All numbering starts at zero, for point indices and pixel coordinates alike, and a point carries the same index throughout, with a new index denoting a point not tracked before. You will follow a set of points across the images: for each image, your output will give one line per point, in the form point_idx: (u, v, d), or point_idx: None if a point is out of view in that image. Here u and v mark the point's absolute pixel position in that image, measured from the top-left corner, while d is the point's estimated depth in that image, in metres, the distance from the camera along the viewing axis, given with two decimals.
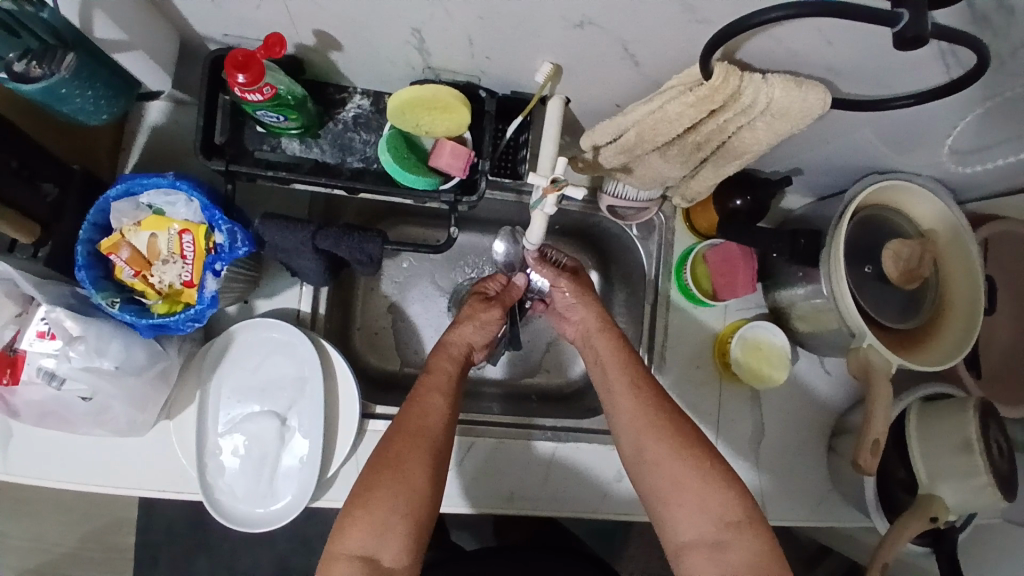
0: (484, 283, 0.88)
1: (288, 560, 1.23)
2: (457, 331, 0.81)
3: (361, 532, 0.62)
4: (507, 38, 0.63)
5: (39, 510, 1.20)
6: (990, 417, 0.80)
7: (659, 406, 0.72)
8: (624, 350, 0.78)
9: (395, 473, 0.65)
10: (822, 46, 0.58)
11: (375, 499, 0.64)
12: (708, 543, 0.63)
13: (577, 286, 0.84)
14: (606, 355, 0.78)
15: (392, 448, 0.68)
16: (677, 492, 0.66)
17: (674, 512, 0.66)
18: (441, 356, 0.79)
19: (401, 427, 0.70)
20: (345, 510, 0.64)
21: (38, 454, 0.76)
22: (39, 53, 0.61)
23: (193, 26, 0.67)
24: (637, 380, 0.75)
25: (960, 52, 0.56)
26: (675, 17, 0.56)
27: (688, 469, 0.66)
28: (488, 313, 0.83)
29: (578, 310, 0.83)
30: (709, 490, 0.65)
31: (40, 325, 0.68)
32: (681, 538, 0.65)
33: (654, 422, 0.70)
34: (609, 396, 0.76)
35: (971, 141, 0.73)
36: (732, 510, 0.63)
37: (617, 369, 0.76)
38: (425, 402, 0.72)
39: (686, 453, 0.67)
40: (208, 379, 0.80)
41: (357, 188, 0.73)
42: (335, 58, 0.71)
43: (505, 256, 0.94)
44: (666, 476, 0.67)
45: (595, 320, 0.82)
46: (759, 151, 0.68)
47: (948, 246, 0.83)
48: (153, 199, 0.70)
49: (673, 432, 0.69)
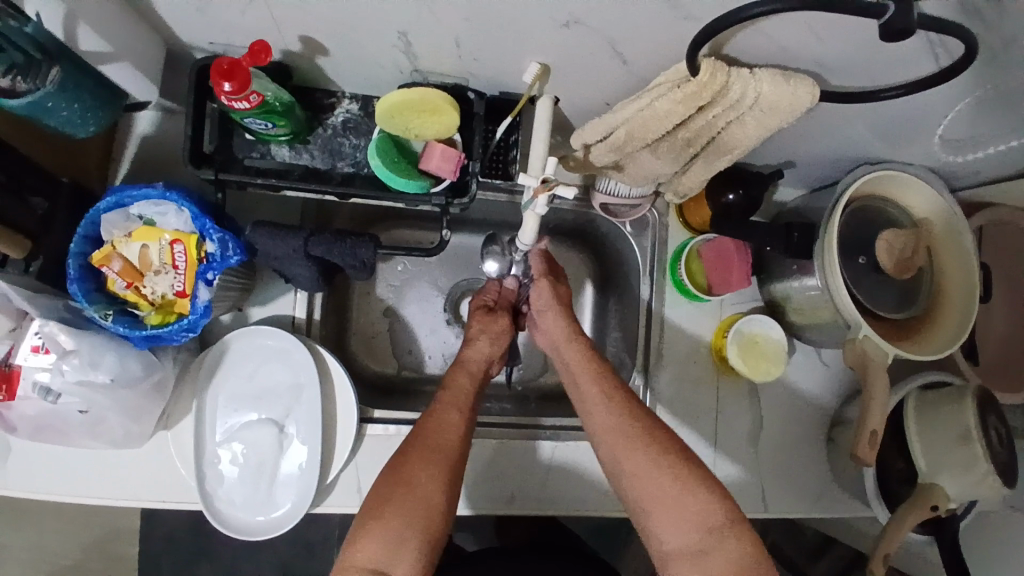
0: (481, 296, 0.88)
1: (292, 565, 1.23)
2: (473, 347, 0.81)
3: (374, 545, 0.63)
4: (494, 39, 0.63)
5: (41, 524, 1.20)
6: (988, 405, 0.80)
7: (631, 416, 0.72)
8: (593, 361, 0.78)
9: (410, 488, 0.66)
10: (809, 40, 0.57)
11: (390, 514, 0.64)
12: (691, 550, 0.63)
13: (551, 291, 0.83)
14: (576, 365, 0.78)
15: (407, 464, 0.68)
16: (657, 501, 0.66)
17: (656, 522, 0.66)
18: (460, 372, 0.78)
19: (418, 442, 0.70)
20: (357, 523, 0.65)
21: (34, 468, 0.76)
22: (24, 68, 0.60)
23: (179, 36, 0.66)
24: (609, 391, 0.74)
25: (948, 42, 0.55)
26: (661, 14, 0.55)
27: (667, 480, 0.66)
28: (498, 325, 0.84)
29: (546, 317, 0.83)
30: (687, 498, 0.65)
31: (33, 339, 0.68)
32: (665, 547, 0.65)
33: (630, 431, 0.70)
34: (582, 404, 0.76)
35: (963, 130, 0.73)
36: (712, 515, 0.64)
37: (589, 380, 0.76)
38: (441, 417, 0.72)
39: (663, 462, 0.67)
40: (204, 389, 0.80)
41: (349, 193, 0.73)
42: (322, 63, 0.70)
43: (497, 273, 0.93)
44: (646, 486, 0.67)
45: (563, 330, 0.81)
46: (750, 145, 0.67)
47: (941, 235, 0.83)
48: (143, 210, 0.70)
49: (647, 441, 0.69)
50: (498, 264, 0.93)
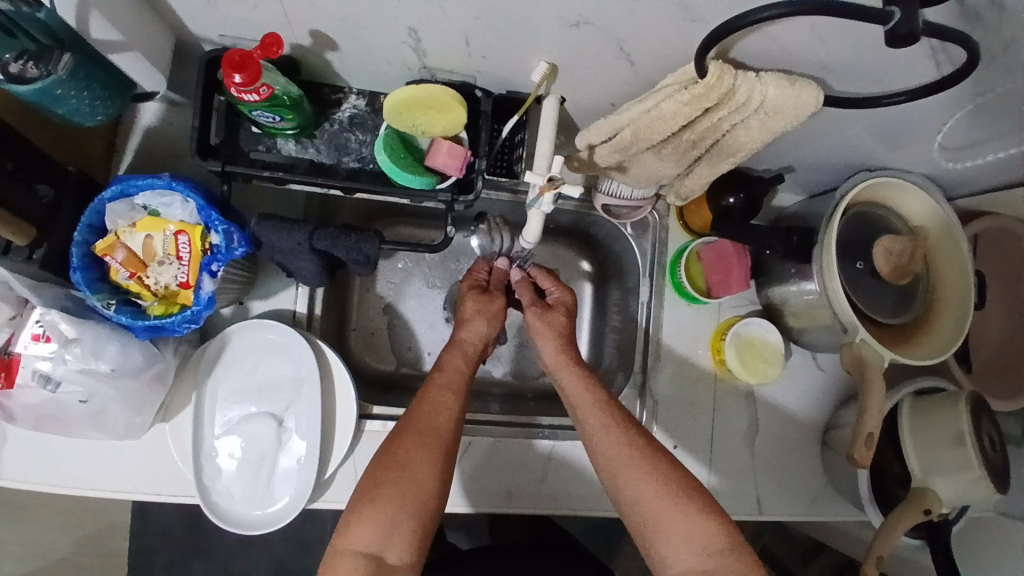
0: (473, 275, 0.86)
1: (285, 563, 1.23)
2: (470, 328, 0.81)
3: (368, 529, 0.62)
4: (504, 37, 0.64)
5: (31, 518, 1.19)
6: (982, 410, 0.81)
7: (630, 441, 0.71)
8: (591, 387, 0.76)
9: (404, 471, 0.66)
10: (814, 44, 0.58)
11: (384, 497, 0.64)
12: (696, 572, 0.63)
13: (545, 315, 0.82)
14: (572, 391, 0.76)
15: (401, 447, 0.67)
16: (661, 525, 0.65)
17: (661, 548, 0.65)
18: (455, 355, 0.78)
19: (412, 424, 0.69)
20: (351, 507, 0.64)
21: (30, 459, 0.75)
22: (36, 54, 0.61)
23: (189, 27, 0.67)
24: (607, 418, 0.73)
25: (950, 50, 0.57)
26: (670, 16, 0.56)
27: (670, 506, 0.66)
28: (495, 305, 0.83)
29: (538, 342, 0.82)
30: (690, 525, 0.65)
31: (35, 327, 0.68)
32: (672, 570, 0.64)
33: (630, 456, 0.70)
34: (581, 428, 0.75)
35: (961, 137, 0.74)
36: (714, 539, 0.64)
37: (588, 405, 0.75)
38: (436, 400, 0.72)
39: (666, 488, 0.67)
40: (205, 382, 0.80)
41: (354, 188, 0.73)
42: (331, 58, 0.71)
43: (480, 250, 0.92)
44: (650, 509, 0.66)
45: (560, 356, 0.80)
46: (753, 148, 0.68)
47: (938, 241, 0.84)
48: (148, 201, 0.70)
49: (648, 468, 0.68)
50: (481, 241, 0.91)
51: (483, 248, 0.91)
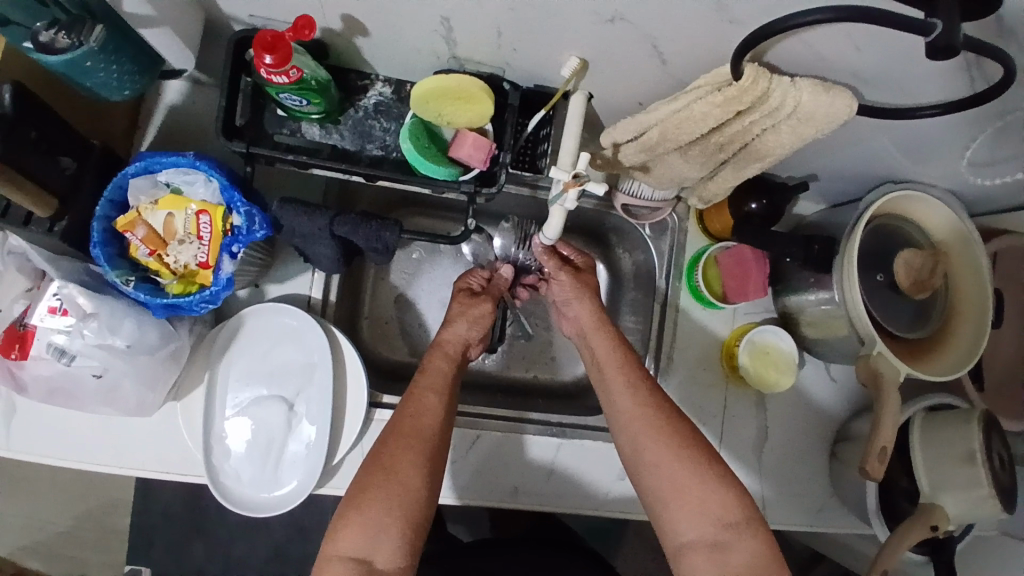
0: (468, 278, 0.89)
1: (284, 546, 1.22)
2: (451, 330, 0.82)
3: (353, 533, 0.62)
4: (535, 30, 0.63)
5: (34, 489, 1.20)
6: (993, 429, 0.80)
7: (658, 407, 0.72)
8: (622, 349, 0.79)
9: (390, 476, 0.65)
10: (849, 52, 0.58)
11: (369, 500, 0.64)
12: (707, 543, 0.64)
13: (574, 280, 0.85)
14: (603, 355, 0.79)
15: (384, 450, 0.68)
16: (676, 494, 0.67)
17: (673, 514, 0.66)
18: (437, 354, 0.79)
19: (395, 428, 0.70)
20: (339, 512, 0.64)
21: (38, 432, 0.75)
22: (67, 24, 0.60)
23: (219, 7, 0.66)
24: (635, 381, 0.75)
25: (986, 64, 0.56)
26: (707, 16, 0.55)
27: (687, 472, 0.67)
28: (479, 309, 0.84)
29: (574, 306, 0.85)
30: (709, 493, 0.65)
31: (53, 300, 0.69)
32: (683, 538, 0.65)
33: (652, 424, 0.71)
34: (607, 394, 0.77)
35: (988, 155, 0.74)
36: (731, 512, 0.64)
37: (615, 367, 0.77)
38: (420, 402, 0.72)
39: (684, 453, 0.68)
40: (217, 363, 0.80)
41: (376, 175, 0.73)
42: (360, 43, 0.70)
43: (472, 255, 0.99)
44: (666, 478, 0.67)
45: (591, 317, 0.83)
46: (781, 154, 0.68)
47: (959, 266, 0.84)
48: (171, 178, 0.70)
49: (673, 435, 0.70)
50: (472, 247, 0.99)
51: (476, 252, 0.99)
